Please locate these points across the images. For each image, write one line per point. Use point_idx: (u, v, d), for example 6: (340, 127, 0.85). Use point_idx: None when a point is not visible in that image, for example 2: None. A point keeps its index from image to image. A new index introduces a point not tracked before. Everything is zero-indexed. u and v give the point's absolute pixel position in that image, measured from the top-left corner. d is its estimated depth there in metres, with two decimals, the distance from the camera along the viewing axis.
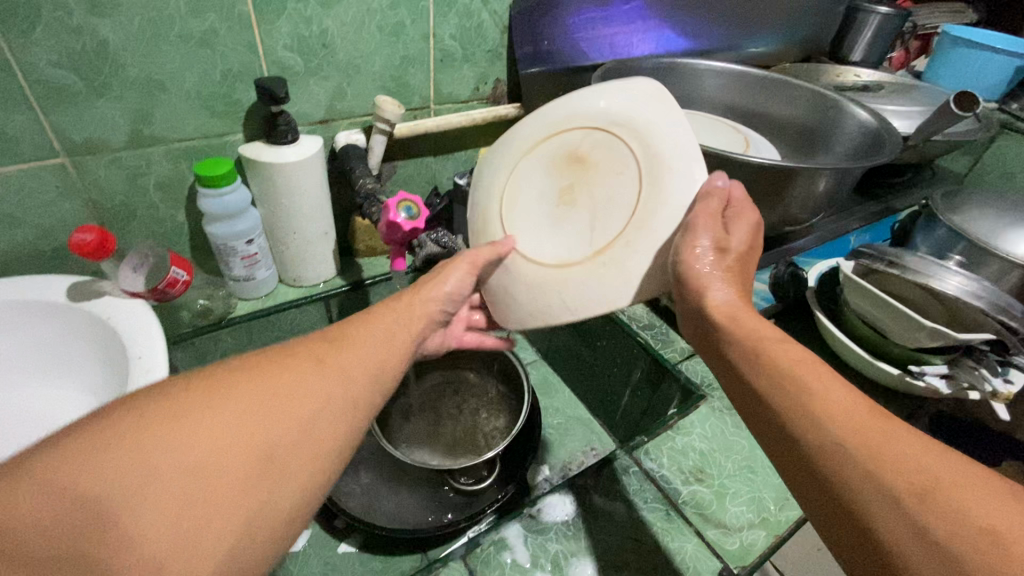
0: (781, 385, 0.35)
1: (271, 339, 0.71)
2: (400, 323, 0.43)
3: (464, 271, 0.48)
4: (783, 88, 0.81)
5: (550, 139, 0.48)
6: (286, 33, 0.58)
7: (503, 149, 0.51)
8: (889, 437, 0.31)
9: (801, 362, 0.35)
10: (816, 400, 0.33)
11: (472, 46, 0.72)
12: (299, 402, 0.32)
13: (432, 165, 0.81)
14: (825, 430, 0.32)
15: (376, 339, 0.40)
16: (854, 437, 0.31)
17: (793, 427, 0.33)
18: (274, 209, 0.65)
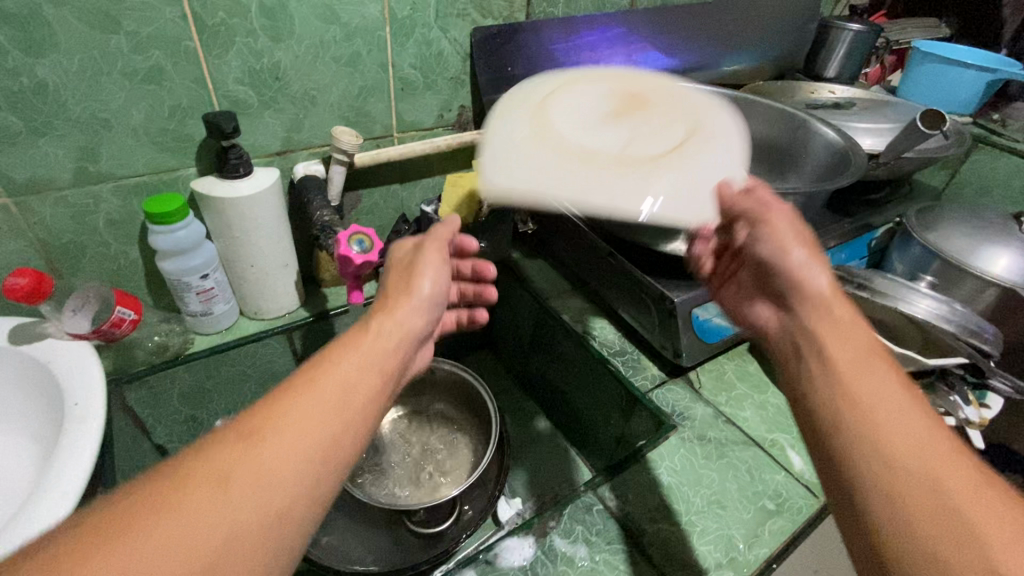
0: (872, 400, 0.35)
1: (232, 374, 0.70)
2: (364, 373, 0.37)
3: (435, 257, 0.48)
4: (750, 108, 0.80)
5: (624, 87, 0.60)
6: (236, 67, 0.57)
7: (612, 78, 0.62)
8: (970, 475, 0.30)
9: (892, 388, 0.35)
10: (905, 422, 0.33)
11: (434, 74, 0.71)
12: (191, 554, 0.26)
13: (399, 193, 0.80)
14: (877, 456, 0.32)
15: (328, 406, 0.34)
16: (937, 465, 0.31)
17: (866, 439, 0.33)
18: (229, 243, 0.64)
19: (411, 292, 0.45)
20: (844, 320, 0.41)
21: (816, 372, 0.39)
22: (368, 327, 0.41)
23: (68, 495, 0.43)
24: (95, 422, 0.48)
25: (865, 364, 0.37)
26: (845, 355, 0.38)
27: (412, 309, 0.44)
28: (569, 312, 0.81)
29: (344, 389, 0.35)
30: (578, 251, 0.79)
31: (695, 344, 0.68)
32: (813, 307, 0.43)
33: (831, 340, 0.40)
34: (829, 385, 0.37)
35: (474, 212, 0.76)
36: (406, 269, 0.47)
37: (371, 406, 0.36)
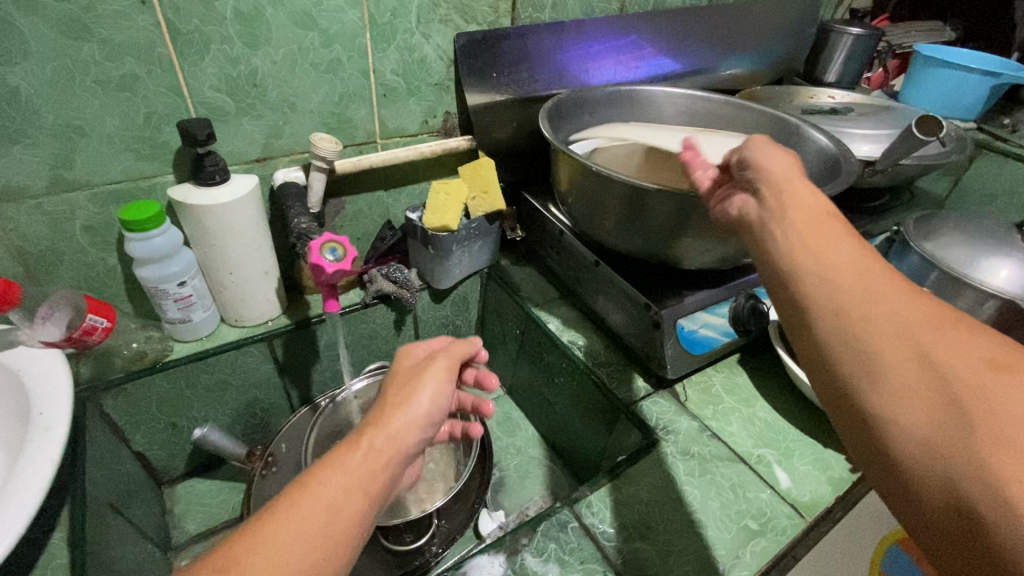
0: (818, 233, 0.37)
1: (212, 382, 0.70)
2: (344, 503, 0.34)
3: (444, 366, 0.45)
4: (743, 113, 0.78)
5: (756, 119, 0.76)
6: (212, 74, 0.57)
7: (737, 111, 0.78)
8: (907, 291, 0.33)
9: (834, 227, 0.37)
10: (848, 248, 0.35)
11: (417, 80, 0.71)
12: None
13: (384, 200, 0.79)
14: (821, 276, 0.35)
15: (306, 540, 0.32)
16: (879, 283, 0.33)
17: (818, 270, 0.35)
18: (207, 250, 0.63)
19: (405, 408, 0.41)
20: (804, 189, 0.41)
21: (773, 225, 0.40)
22: (357, 443, 0.38)
23: (25, 506, 0.42)
24: (58, 433, 0.48)
25: (818, 215, 0.39)
26: (796, 208, 0.39)
27: (408, 423, 0.40)
28: (556, 319, 0.78)
29: (322, 526, 0.33)
30: (566, 259, 0.78)
31: (681, 356, 0.65)
32: (772, 178, 0.42)
33: (788, 198, 0.40)
34: (784, 228, 0.39)
35: (459, 219, 0.75)
36: (406, 381, 0.43)
37: (347, 545, 0.34)
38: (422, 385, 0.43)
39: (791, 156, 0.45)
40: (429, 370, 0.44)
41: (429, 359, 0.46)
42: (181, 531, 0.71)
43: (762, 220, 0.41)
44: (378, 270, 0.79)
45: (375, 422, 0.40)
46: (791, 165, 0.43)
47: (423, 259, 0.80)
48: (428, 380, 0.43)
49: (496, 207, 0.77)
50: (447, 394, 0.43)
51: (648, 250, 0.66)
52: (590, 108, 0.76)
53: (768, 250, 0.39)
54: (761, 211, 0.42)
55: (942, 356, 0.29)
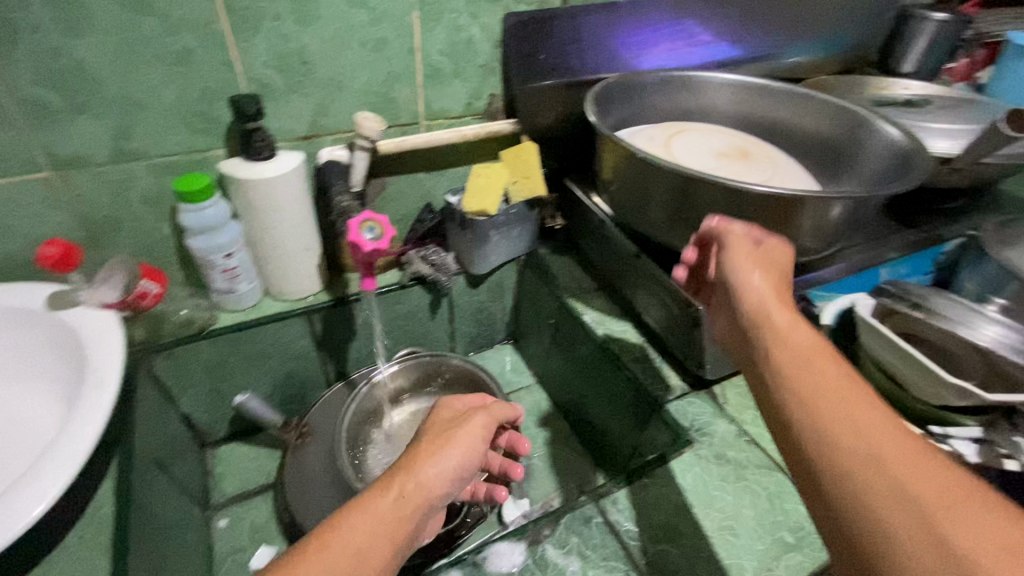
0: (810, 382, 0.39)
1: (254, 351, 0.72)
2: (371, 547, 0.38)
3: (481, 421, 0.50)
4: (807, 101, 0.73)
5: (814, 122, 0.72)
6: (263, 51, 0.58)
7: (799, 103, 0.73)
8: (910, 452, 0.33)
9: (829, 371, 0.39)
10: (842, 396, 0.37)
11: (463, 60, 0.70)
12: None
13: (425, 182, 0.79)
14: (819, 432, 0.36)
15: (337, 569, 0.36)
16: (878, 446, 0.34)
17: (809, 420, 0.37)
18: (253, 223, 0.65)
19: (436, 459, 0.44)
20: (788, 326, 0.43)
21: (770, 376, 0.41)
22: (386, 489, 0.42)
23: (78, 454, 0.45)
24: (109, 387, 0.51)
25: (804, 354, 0.41)
26: (784, 355, 0.41)
27: (440, 474, 0.44)
28: (591, 310, 0.76)
29: (347, 568, 0.36)
30: (605, 250, 0.75)
31: (721, 357, 0.62)
32: (756, 314, 0.45)
33: (773, 344, 0.43)
34: (780, 375, 0.41)
35: (498, 203, 0.74)
36: (442, 433, 0.47)
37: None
38: (457, 439, 0.47)
39: (777, 281, 0.47)
40: (466, 426, 0.48)
41: (467, 416, 0.50)
42: (221, 491, 0.74)
43: (758, 358, 0.44)
44: (416, 252, 0.79)
45: (408, 470, 0.43)
46: (771, 295, 0.46)
47: (460, 243, 0.79)
48: (460, 436, 0.47)
49: (536, 192, 0.76)
50: (477, 451, 0.47)
51: (684, 236, 0.62)
52: (640, 93, 0.73)
53: (771, 399, 0.41)
54: (757, 354, 0.44)
55: (949, 528, 0.30)
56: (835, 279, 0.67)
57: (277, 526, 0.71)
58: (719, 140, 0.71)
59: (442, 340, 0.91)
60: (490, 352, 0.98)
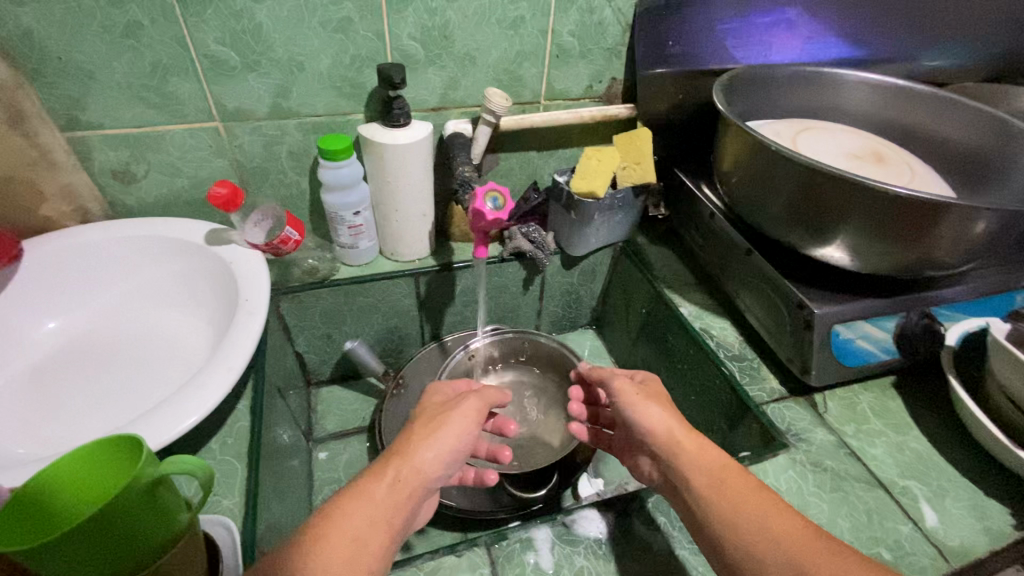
0: (730, 503, 0.45)
1: (365, 303, 0.78)
2: (371, 530, 0.43)
3: (475, 406, 0.55)
4: (954, 107, 0.67)
5: (958, 131, 0.67)
6: (411, 24, 0.63)
7: (943, 108, 0.68)
8: (826, 560, 0.40)
9: (742, 492, 0.45)
10: (759, 512, 0.43)
11: (591, 43, 0.71)
12: None
13: (535, 161, 0.81)
14: (755, 559, 0.41)
15: (336, 558, 0.41)
16: (789, 547, 0.41)
17: (738, 543, 0.42)
18: (381, 186, 0.70)
19: (428, 444, 0.50)
20: (696, 452, 0.50)
21: (693, 503, 0.47)
22: (382, 476, 0.47)
23: (232, 370, 0.52)
24: (257, 317, 0.57)
25: (716, 476, 0.47)
26: (699, 480, 0.48)
27: (432, 457, 0.50)
28: (689, 304, 0.76)
29: (349, 551, 0.41)
30: (710, 244, 0.75)
31: (829, 364, 0.61)
32: (666, 445, 0.51)
33: (690, 469, 0.49)
34: (706, 499, 0.46)
35: (606, 186, 0.75)
36: (433, 419, 0.53)
37: (373, 569, 0.42)
38: (448, 423, 0.53)
39: (669, 404, 0.56)
40: (454, 416, 0.54)
41: (458, 401, 0.56)
42: (321, 426, 0.81)
43: (681, 483, 0.49)
44: (518, 227, 0.82)
45: (403, 457, 0.49)
46: (676, 425, 0.52)
47: (562, 224, 0.81)
48: (450, 422, 0.53)
49: (647, 179, 0.76)
50: (468, 434, 0.53)
51: (802, 235, 0.61)
52: (767, 87, 0.71)
53: (698, 523, 0.46)
54: (676, 484, 0.50)
55: None
56: (965, 299, 0.63)
57: (367, 466, 0.77)
58: (849, 142, 0.68)
59: (529, 317, 0.94)
60: (572, 335, 0.99)
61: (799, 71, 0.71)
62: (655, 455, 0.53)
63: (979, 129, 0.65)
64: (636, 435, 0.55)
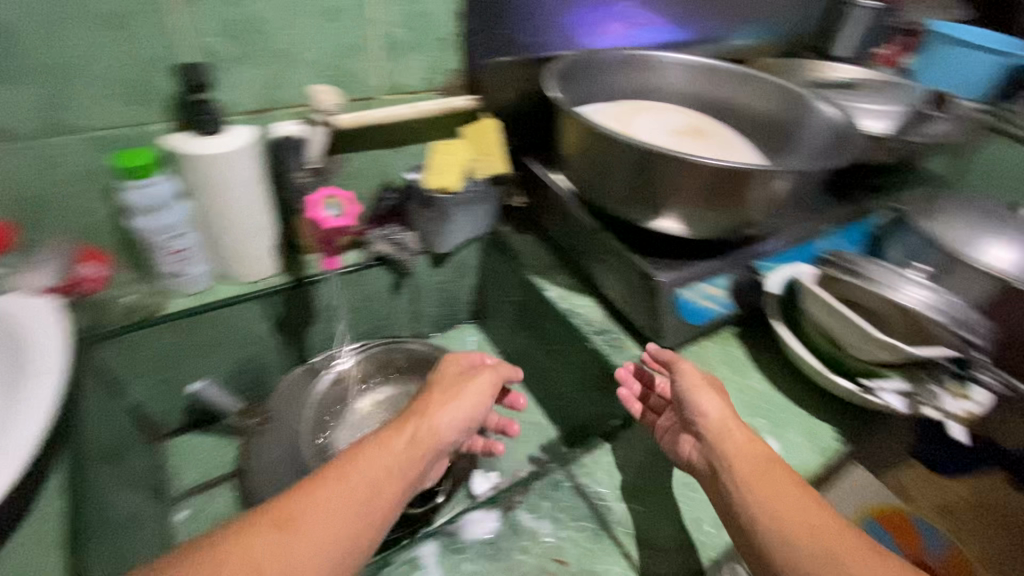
0: (774, 494, 0.44)
1: (211, 336, 0.70)
2: (385, 479, 0.46)
3: (490, 375, 0.58)
4: (753, 81, 0.76)
5: (759, 101, 0.76)
6: (209, 18, 0.56)
7: (746, 82, 0.76)
8: (866, 558, 0.40)
9: (789, 485, 0.45)
10: (804, 508, 0.43)
11: (420, 33, 0.69)
12: None
13: (384, 158, 0.77)
14: (790, 545, 0.41)
15: (345, 504, 0.43)
16: (831, 542, 0.41)
17: (775, 531, 0.42)
18: (204, 203, 0.62)
19: (446, 410, 0.53)
20: (742, 441, 0.49)
21: (729, 485, 0.47)
22: (401, 432, 0.50)
23: (23, 444, 0.43)
24: (55, 375, 0.48)
25: (763, 466, 0.47)
26: (744, 468, 0.47)
27: (448, 420, 0.52)
28: (556, 287, 0.78)
29: (360, 497, 0.44)
30: (567, 227, 0.77)
31: (678, 326, 0.66)
32: (716, 430, 0.51)
33: (735, 455, 0.48)
34: (744, 486, 0.46)
35: (460, 180, 0.74)
36: (452, 387, 0.55)
37: (382, 517, 0.44)
38: (465, 390, 0.55)
39: (721, 391, 0.55)
40: (477, 380, 0.56)
41: (475, 373, 0.58)
42: (178, 483, 0.71)
43: (718, 465, 0.49)
44: (376, 231, 0.78)
45: (423, 416, 0.52)
46: (730, 414, 0.52)
47: (421, 221, 0.77)
48: (470, 390, 0.55)
49: (498, 169, 0.76)
50: (483, 403, 0.55)
51: (640, 210, 0.65)
52: (598, 71, 0.74)
53: (730, 503, 0.46)
54: (714, 465, 0.49)
55: None
56: (779, 251, 0.72)
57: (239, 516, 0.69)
58: (673, 119, 0.73)
59: (406, 322, 0.90)
60: (454, 334, 0.97)
61: (624, 54, 0.75)
62: (695, 435, 0.53)
63: (774, 98, 0.74)
64: (681, 412, 0.54)
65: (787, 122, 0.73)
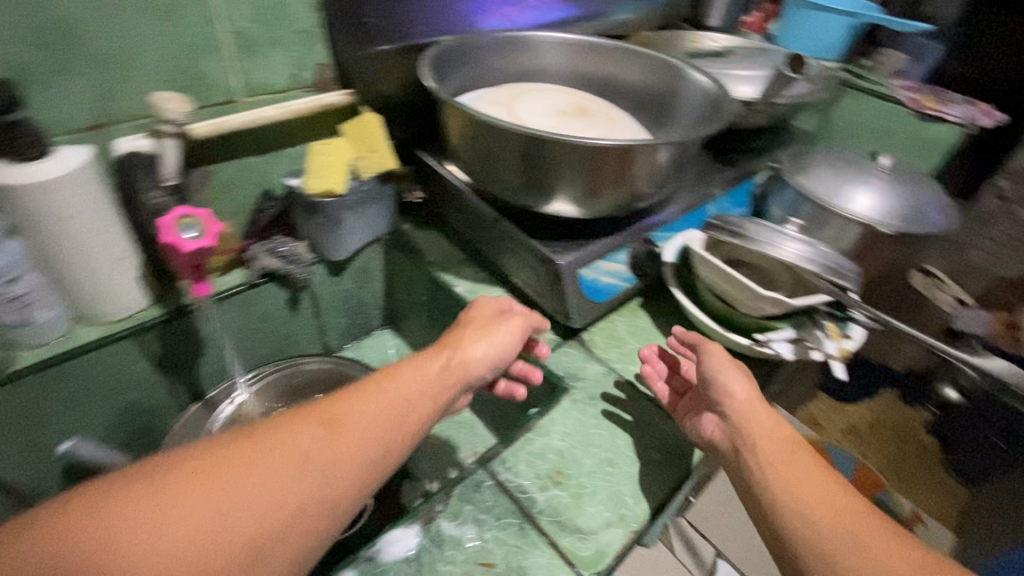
0: (798, 478, 0.47)
1: (78, 385, 0.62)
2: (418, 398, 0.47)
3: (520, 320, 0.60)
4: (630, 55, 0.77)
5: (638, 74, 0.77)
6: (9, 25, 0.48)
7: (623, 56, 0.77)
8: (884, 537, 0.42)
9: (812, 471, 0.47)
10: (825, 492, 0.45)
11: (277, 27, 0.63)
12: (273, 498, 0.37)
13: (258, 166, 0.71)
14: (811, 523, 0.43)
15: (385, 412, 0.45)
16: (852, 523, 0.43)
17: (797, 511, 0.44)
18: (39, 238, 0.54)
19: (477, 344, 0.55)
20: (768, 424, 0.52)
21: (753, 464, 0.50)
22: (436, 358, 0.52)
23: None
24: None
25: (787, 451, 0.49)
26: (770, 457, 0.49)
27: (479, 350, 0.55)
28: (465, 282, 0.75)
29: (399, 405, 0.46)
30: (467, 219, 0.75)
31: (585, 305, 0.66)
32: (742, 413, 0.53)
33: (763, 438, 0.51)
34: (768, 468, 0.48)
35: (345, 180, 0.69)
36: (484, 325, 0.58)
37: (416, 430, 0.46)
38: (497, 328, 0.58)
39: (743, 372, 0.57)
40: (511, 320, 0.59)
41: (507, 315, 0.60)
42: None
43: (741, 446, 0.51)
44: (259, 246, 0.71)
45: (454, 349, 0.54)
46: (757, 397, 0.54)
47: (311, 229, 0.72)
48: (500, 330, 0.58)
49: (387, 164, 0.71)
50: (513, 342, 0.58)
51: (532, 195, 0.64)
52: (476, 56, 0.72)
53: (757, 489, 0.48)
54: (737, 445, 0.52)
55: None
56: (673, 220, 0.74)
57: None
58: (555, 100, 0.73)
59: (312, 337, 0.84)
60: (368, 341, 0.92)
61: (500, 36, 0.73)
62: (718, 420, 0.55)
63: (651, 70, 0.76)
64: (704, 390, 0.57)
65: (665, 93, 0.75)
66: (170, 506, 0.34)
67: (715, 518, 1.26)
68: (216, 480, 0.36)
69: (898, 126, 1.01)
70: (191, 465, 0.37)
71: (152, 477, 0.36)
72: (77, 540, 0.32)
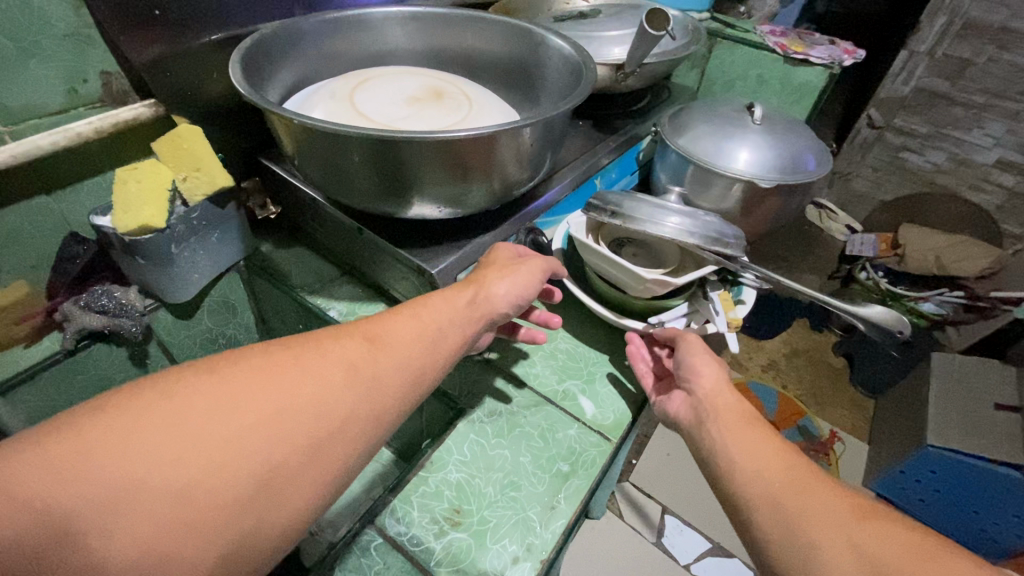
0: (749, 441, 0.41)
1: None
2: (450, 324, 0.42)
3: (540, 269, 0.51)
4: (488, 25, 0.69)
5: (504, 45, 0.69)
6: None
7: (486, 25, 0.69)
8: (837, 490, 0.36)
9: (767, 438, 0.41)
10: (778, 455, 0.39)
11: (28, 33, 0.49)
12: (316, 407, 0.33)
13: (53, 207, 0.57)
14: (756, 483, 0.38)
15: (420, 336, 0.40)
16: (802, 479, 0.37)
17: (743, 476, 0.39)
18: None
19: (503, 276, 0.48)
20: (735, 400, 0.45)
21: (709, 431, 0.44)
22: (463, 290, 0.45)
23: None
24: None
25: (744, 416, 0.44)
26: (740, 446, 0.40)
27: (504, 280, 0.47)
28: (338, 303, 0.66)
29: (433, 335, 0.41)
30: (332, 232, 0.66)
31: None
32: (705, 389, 0.47)
33: (718, 405, 0.45)
34: (720, 432, 0.43)
35: (163, 214, 0.56)
36: (506, 262, 0.50)
37: (447, 361, 0.41)
38: (523, 267, 0.50)
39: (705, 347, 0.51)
40: (533, 263, 0.50)
41: (526, 257, 0.52)
42: None
43: (700, 418, 0.45)
44: (70, 303, 0.60)
45: (479, 284, 0.46)
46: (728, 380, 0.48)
47: (136, 273, 0.61)
48: (524, 269, 0.49)
49: (219, 182, 0.60)
50: (537, 280, 0.50)
51: (393, 200, 0.56)
52: (303, 44, 0.62)
53: (729, 499, 0.39)
54: (698, 416, 0.46)
55: (877, 552, 0.31)
56: (558, 202, 0.70)
57: None
58: (405, 88, 0.64)
59: None
60: None
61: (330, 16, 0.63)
62: (683, 404, 0.48)
63: (515, 39, 0.68)
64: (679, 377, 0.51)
65: (534, 61, 0.68)
66: (224, 398, 0.31)
67: (656, 478, 1.27)
68: (268, 377, 0.33)
69: (771, 73, 1.01)
70: (239, 367, 0.33)
71: (203, 373, 0.32)
72: (128, 425, 0.29)
